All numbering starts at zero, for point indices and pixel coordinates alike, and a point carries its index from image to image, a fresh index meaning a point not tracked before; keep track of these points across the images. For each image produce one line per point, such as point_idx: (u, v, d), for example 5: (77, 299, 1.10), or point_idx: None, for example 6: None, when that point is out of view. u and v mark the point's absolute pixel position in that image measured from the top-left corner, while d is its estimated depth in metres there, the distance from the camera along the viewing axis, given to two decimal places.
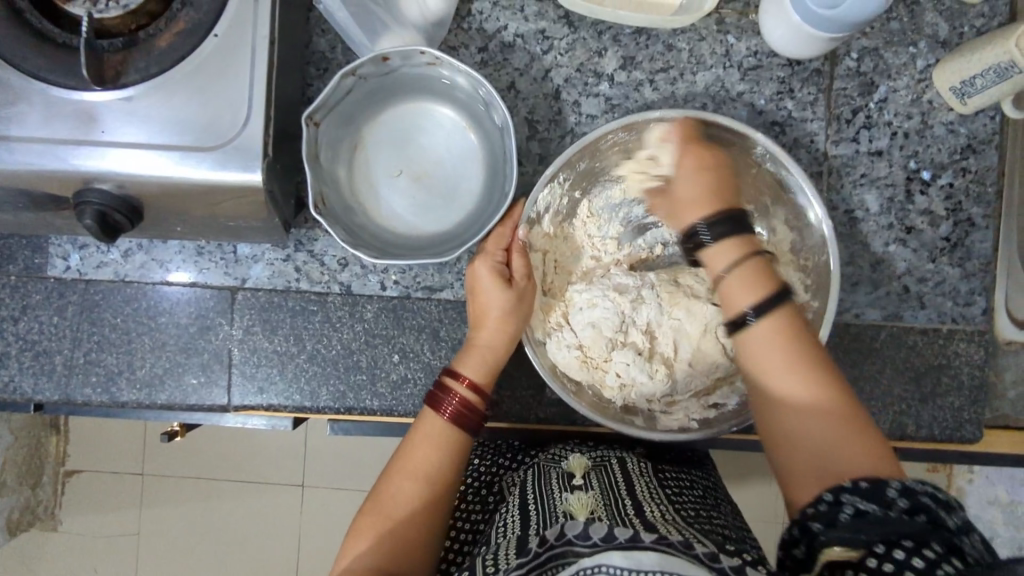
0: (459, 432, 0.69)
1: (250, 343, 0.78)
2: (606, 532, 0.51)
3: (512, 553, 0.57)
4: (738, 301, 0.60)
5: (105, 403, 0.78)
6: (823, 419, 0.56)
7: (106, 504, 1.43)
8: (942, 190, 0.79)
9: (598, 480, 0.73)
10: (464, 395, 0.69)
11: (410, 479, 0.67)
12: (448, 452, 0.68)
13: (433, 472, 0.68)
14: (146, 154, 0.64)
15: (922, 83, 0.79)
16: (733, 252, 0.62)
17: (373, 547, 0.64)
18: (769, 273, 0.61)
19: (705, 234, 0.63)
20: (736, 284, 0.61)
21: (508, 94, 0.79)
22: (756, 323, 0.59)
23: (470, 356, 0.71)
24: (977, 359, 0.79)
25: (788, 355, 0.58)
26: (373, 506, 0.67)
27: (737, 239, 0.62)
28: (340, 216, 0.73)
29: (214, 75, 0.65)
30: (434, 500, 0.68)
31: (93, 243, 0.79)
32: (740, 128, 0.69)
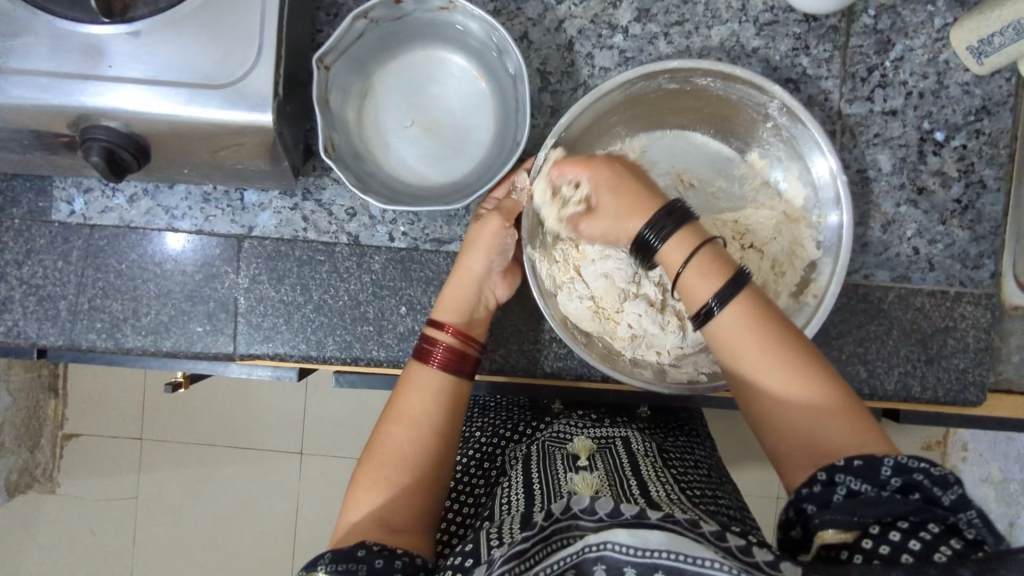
0: (445, 375, 0.71)
1: (256, 291, 0.78)
2: (612, 508, 0.50)
3: (516, 527, 0.57)
4: (701, 294, 0.57)
5: (110, 349, 0.78)
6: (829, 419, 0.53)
7: (105, 465, 1.43)
8: (955, 151, 0.78)
9: (602, 461, 0.74)
10: (449, 341, 0.71)
11: (401, 427, 0.68)
12: (437, 395, 0.70)
13: (424, 417, 0.69)
14: (153, 92, 0.63)
15: (939, 42, 0.78)
16: (686, 245, 0.59)
17: (374, 497, 0.65)
18: (721, 261, 0.58)
19: (655, 239, 0.60)
20: (693, 275, 0.58)
21: (521, 45, 0.78)
22: (722, 311, 0.56)
23: (451, 304, 0.73)
24: (984, 322, 0.79)
25: (761, 340, 0.55)
26: (370, 459, 0.67)
27: (684, 234, 0.59)
28: (350, 162, 0.73)
29: (224, 11, 0.63)
30: (431, 449, 0.68)
31: (98, 188, 0.78)
32: (760, 81, 0.69)
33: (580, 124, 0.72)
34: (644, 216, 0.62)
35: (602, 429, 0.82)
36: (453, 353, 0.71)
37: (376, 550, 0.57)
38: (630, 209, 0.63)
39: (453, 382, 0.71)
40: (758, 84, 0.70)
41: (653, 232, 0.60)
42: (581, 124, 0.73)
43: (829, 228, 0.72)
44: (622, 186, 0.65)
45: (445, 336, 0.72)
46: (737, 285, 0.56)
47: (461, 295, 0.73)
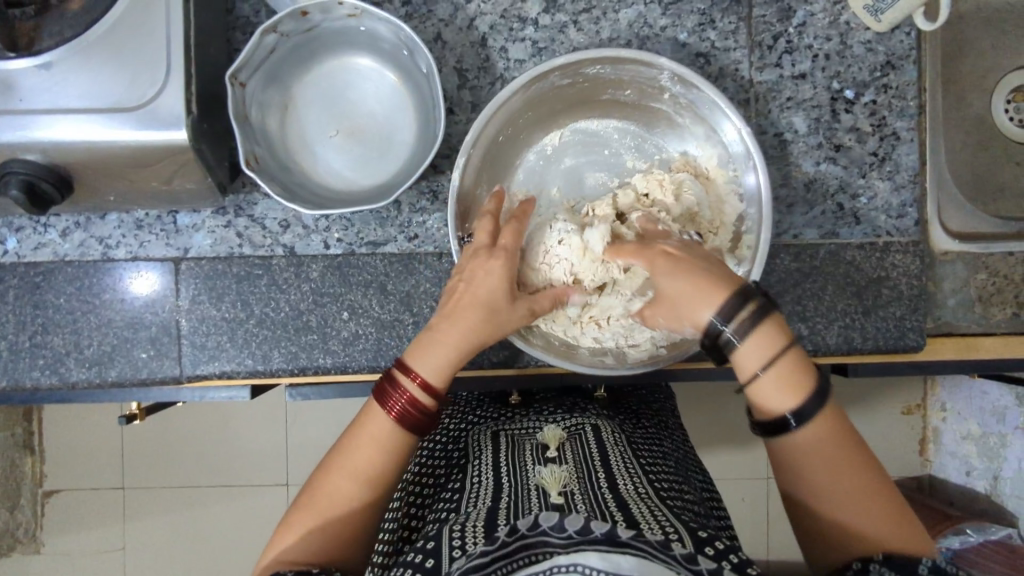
0: (404, 432, 0.66)
1: (197, 312, 0.78)
2: (582, 526, 0.49)
3: (479, 532, 0.57)
4: (780, 402, 0.58)
5: (55, 385, 0.78)
6: (853, 484, 0.59)
7: (86, 520, 1.40)
8: (866, 107, 0.81)
9: (571, 452, 0.74)
10: (414, 393, 0.65)
11: (352, 479, 0.65)
12: (391, 449, 0.66)
13: (377, 471, 0.65)
14: (68, 119, 0.63)
15: (838, 5, 0.81)
16: (762, 351, 0.57)
17: (308, 543, 0.62)
18: (802, 364, 0.58)
19: (725, 331, 0.57)
20: (772, 385, 0.58)
21: (435, 45, 0.79)
22: (802, 427, 0.58)
23: (428, 353, 0.65)
24: (914, 269, 0.81)
25: (831, 452, 0.59)
26: (310, 502, 0.64)
27: (767, 337, 0.57)
28: (275, 173, 0.73)
29: (130, 36, 0.65)
30: (376, 497, 0.65)
31: (29, 225, 0.78)
32: (648, 57, 0.70)
33: (500, 115, 0.74)
34: (712, 307, 0.57)
35: (573, 418, 0.82)
36: (415, 408, 0.65)
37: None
38: (698, 302, 0.58)
39: (411, 438, 0.66)
40: (653, 61, 0.71)
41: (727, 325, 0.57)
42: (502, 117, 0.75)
43: (752, 189, 0.74)
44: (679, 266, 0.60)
45: (413, 384, 0.65)
46: (821, 403, 0.58)
47: (433, 344, 0.65)
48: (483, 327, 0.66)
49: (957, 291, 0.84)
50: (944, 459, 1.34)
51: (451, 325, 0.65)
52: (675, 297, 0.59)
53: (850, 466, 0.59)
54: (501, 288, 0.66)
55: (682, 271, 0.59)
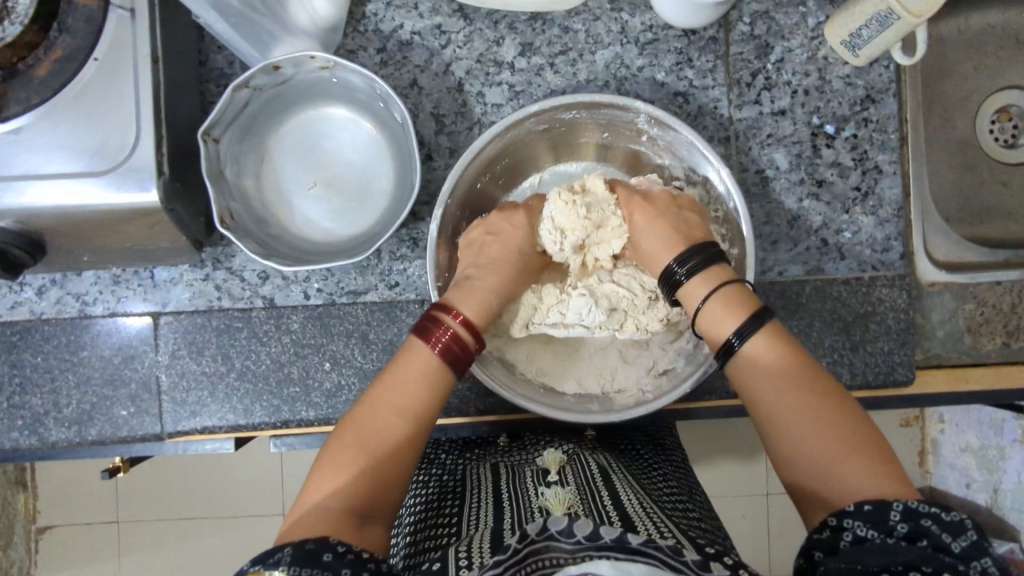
0: (446, 369, 0.63)
1: (177, 367, 0.77)
2: (591, 530, 0.48)
3: (487, 548, 0.54)
4: (722, 328, 0.63)
5: (34, 445, 0.77)
6: (823, 428, 0.56)
7: (80, 561, 1.39)
8: (847, 142, 0.80)
9: (572, 472, 0.72)
10: (456, 329, 0.64)
11: (399, 416, 0.60)
12: (433, 387, 0.62)
13: (417, 408, 0.61)
14: (37, 184, 0.62)
15: (816, 40, 0.80)
16: (707, 283, 0.65)
17: (350, 488, 0.57)
18: (746, 293, 0.64)
19: (680, 273, 0.66)
20: (716, 309, 0.63)
21: (411, 92, 0.79)
22: (742, 344, 0.62)
23: (466, 295, 0.67)
24: (901, 302, 0.80)
25: (788, 390, 0.59)
26: (353, 439, 0.59)
27: (711, 269, 0.65)
28: (252, 228, 0.73)
29: (99, 99, 0.64)
30: (419, 439, 0.61)
31: (5, 284, 0.77)
32: (619, 99, 0.69)
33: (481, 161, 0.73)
34: (672, 254, 0.67)
35: (570, 445, 0.80)
36: (458, 346, 0.64)
37: (342, 552, 0.50)
38: (662, 248, 0.68)
39: (453, 378, 0.64)
40: (628, 105, 0.70)
41: (681, 267, 0.66)
42: (482, 165, 0.74)
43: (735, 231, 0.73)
44: (659, 221, 0.70)
45: (456, 322, 0.64)
46: (759, 324, 0.62)
47: (476, 288, 0.68)
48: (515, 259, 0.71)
49: (946, 322, 0.83)
50: (944, 477, 1.33)
51: (487, 268, 0.70)
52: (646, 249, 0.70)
53: (824, 406, 0.57)
54: (524, 241, 0.72)
55: (652, 214, 0.70)
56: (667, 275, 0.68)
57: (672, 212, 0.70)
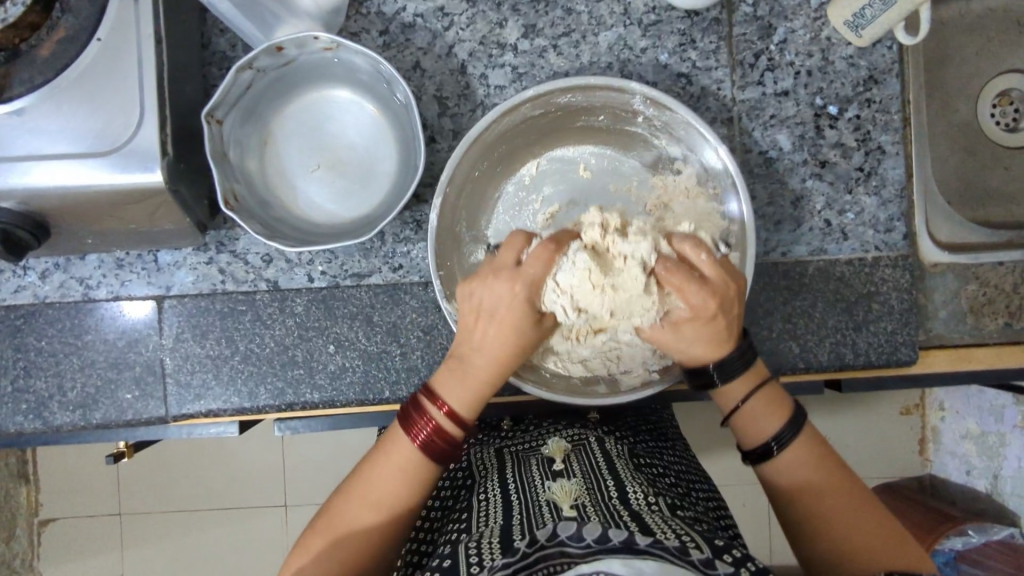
0: (427, 461, 0.65)
1: (181, 350, 0.77)
2: (600, 534, 0.48)
3: (497, 547, 0.54)
4: (762, 431, 0.66)
5: (39, 429, 0.77)
6: (845, 506, 0.62)
7: (83, 551, 1.39)
8: (850, 123, 0.80)
9: (578, 463, 0.71)
10: (438, 422, 0.64)
11: (371, 508, 0.64)
12: (407, 474, 0.64)
13: (391, 500, 0.64)
14: (39, 165, 0.62)
15: (819, 21, 0.80)
16: (746, 386, 0.67)
17: (322, 565, 0.61)
18: (780, 395, 0.67)
19: (717, 378, 0.66)
20: (757, 412, 0.66)
21: (414, 74, 0.79)
22: (781, 452, 0.65)
23: (452, 378, 0.65)
24: (904, 283, 0.80)
25: (816, 470, 0.64)
26: (327, 525, 0.63)
27: (747, 375, 0.67)
28: (256, 210, 0.73)
29: (102, 80, 0.64)
30: (393, 522, 0.64)
31: (8, 268, 0.77)
32: (608, 81, 0.70)
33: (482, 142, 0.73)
34: (708, 345, 0.65)
35: (574, 431, 0.80)
36: (434, 437, 0.64)
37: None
38: (703, 352, 0.65)
39: (435, 470, 0.66)
40: (623, 86, 0.71)
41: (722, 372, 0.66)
42: (484, 147, 0.74)
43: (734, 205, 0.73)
44: (708, 311, 0.61)
45: (440, 413, 0.64)
46: (796, 429, 0.65)
47: (470, 366, 0.65)
48: (520, 334, 0.64)
49: (949, 303, 0.83)
50: (944, 463, 1.34)
51: (481, 360, 0.65)
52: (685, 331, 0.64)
53: (840, 479, 0.63)
54: (518, 300, 0.62)
55: (700, 289, 0.60)
56: (700, 369, 0.67)
57: (720, 293, 0.62)
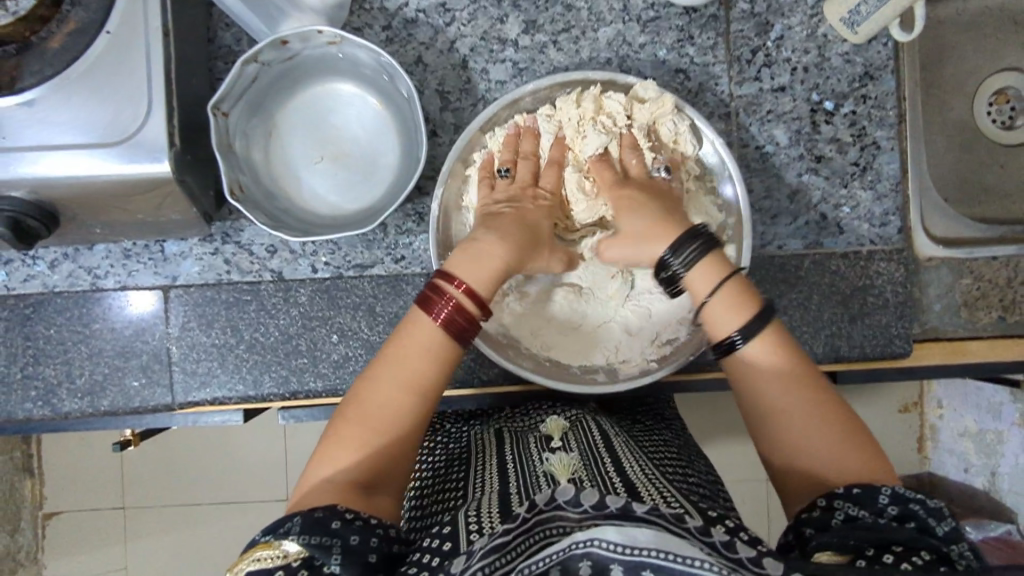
0: (449, 340, 0.61)
1: (187, 339, 0.78)
2: (597, 500, 0.47)
3: (495, 516, 0.54)
4: (725, 326, 0.62)
5: (48, 416, 0.78)
6: (815, 426, 0.57)
7: (88, 543, 1.39)
8: (845, 118, 0.82)
9: (575, 440, 0.73)
10: (458, 299, 0.61)
11: (401, 392, 0.60)
12: (432, 356, 0.61)
13: (419, 380, 0.60)
14: (50, 155, 0.64)
15: (815, 18, 0.81)
16: (712, 274, 0.62)
17: (360, 462, 0.57)
18: (748, 288, 0.62)
19: (677, 263, 0.63)
20: (721, 305, 0.62)
21: (416, 69, 0.80)
22: (746, 346, 0.61)
23: (467, 264, 0.63)
24: (899, 276, 0.82)
25: (786, 380, 0.59)
26: (356, 414, 0.59)
27: (710, 260, 0.63)
28: (261, 202, 0.74)
29: (111, 72, 0.65)
30: (424, 410, 0.61)
31: (17, 257, 0.78)
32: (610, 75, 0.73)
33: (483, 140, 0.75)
34: (666, 242, 0.64)
35: (571, 410, 0.82)
36: (459, 314, 0.61)
37: (350, 519, 0.52)
38: (653, 240, 0.65)
39: (458, 350, 0.62)
40: (623, 83, 0.74)
41: (676, 257, 0.63)
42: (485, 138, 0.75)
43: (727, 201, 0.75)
44: (643, 203, 0.67)
45: (458, 292, 0.62)
46: (765, 320, 0.61)
47: (478, 257, 0.64)
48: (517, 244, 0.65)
49: (943, 297, 0.84)
50: (942, 461, 1.35)
51: (478, 265, 0.63)
52: (635, 237, 0.66)
53: (808, 388, 0.59)
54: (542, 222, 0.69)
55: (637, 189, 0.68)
56: (662, 265, 0.65)
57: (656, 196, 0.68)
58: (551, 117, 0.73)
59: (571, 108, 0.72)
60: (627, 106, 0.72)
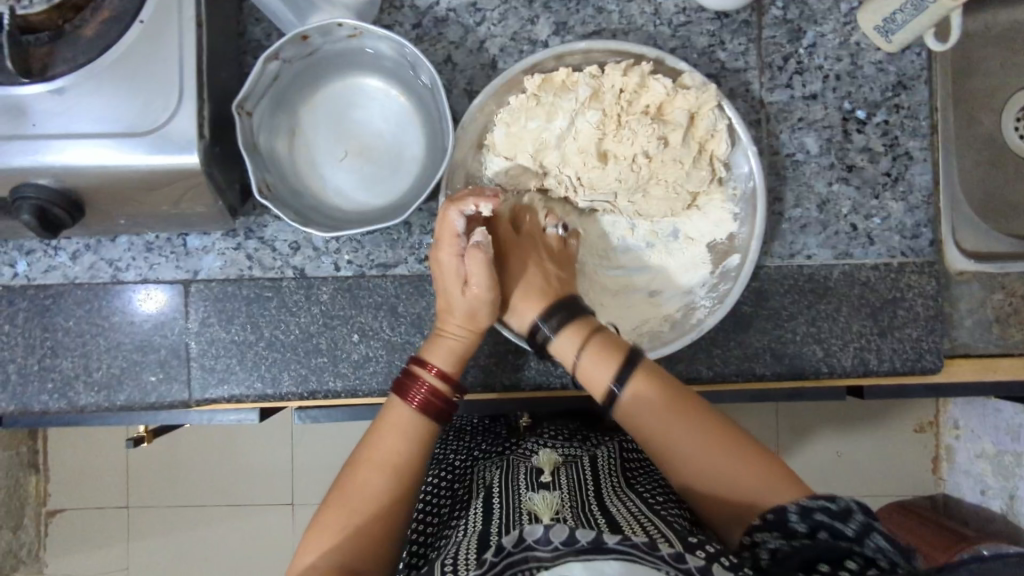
0: (426, 423, 0.65)
1: (206, 335, 0.78)
2: (566, 535, 0.46)
3: (474, 559, 0.52)
4: (600, 380, 0.65)
5: (63, 409, 0.77)
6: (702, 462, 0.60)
7: (91, 542, 1.37)
8: (878, 128, 0.81)
9: (565, 476, 0.70)
10: (432, 382, 0.66)
11: (377, 474, 0.62)
12: (414, 438, 0.64)
13: (398, 460, 0.63)
14: (78, 144, 0.63)
15: (848, 26, 0.81)
16: (574, 340, 0.67)
17: (341, 546, 0.59)
18: (617, 343, 0.66)
19: (546, 329, 0.69)
20: (590, 364, 0.65)
21: (445, 68, 0.79)
22: (623, 391, 0.63)
23: (437, 346, 0.69)
24: (930, 289, 0.80)
25: (664, 412, 0.62)
26: (339, 499, 0.61)
27: (575, 324, 0.68)
28: (289, 200, 0.73)
29: (143, 61, 0.65)
30: (405, 492, 0.63)
31: (39, 247, 0.78)
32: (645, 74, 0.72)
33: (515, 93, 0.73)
34: (538, 310, 0.70)
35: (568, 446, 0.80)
36: (435, 397, 0.66)
37: None
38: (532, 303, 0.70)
39: (434, 433, 0.66)
40: (672, 66, 0.72)
41: (546, 323, 0.69)
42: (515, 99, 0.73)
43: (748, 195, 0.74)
44: (535, 285, 0.71)
45: (431, 376, 0.67)
46: (632, 367, 0.64)
47: (445, 341, 0.69)
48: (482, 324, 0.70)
49: (974, 312, 0.83)
50: (958, 484, 1.31)
51: (458, 326, 0.69)
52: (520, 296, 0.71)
53: (703, 426, 0.61)
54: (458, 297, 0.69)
55: (525, 262, 0.72)
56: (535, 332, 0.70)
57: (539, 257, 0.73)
58: (595, 78, 0.71)
59: (617, 76, 0.70)
60: (671, 92, 0.70)
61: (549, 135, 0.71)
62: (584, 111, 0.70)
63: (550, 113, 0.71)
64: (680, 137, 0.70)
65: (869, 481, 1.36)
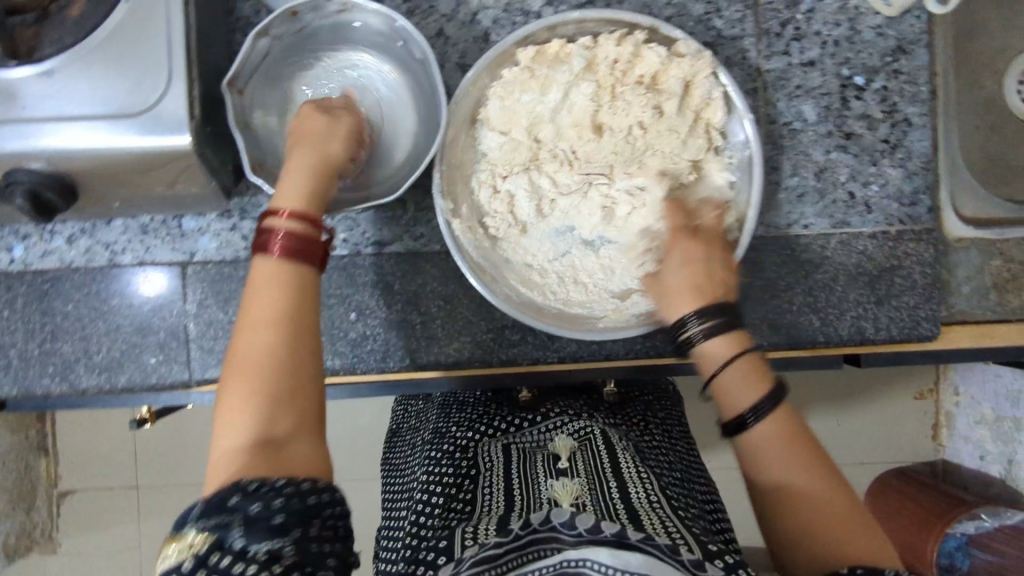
0: (295, 255, 0.56)
1: (204, 316, 0.78)
2: (592, 524, 0.47)
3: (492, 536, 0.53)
4: (739, 400, 0.61)
5: (65, 391, 0.78)
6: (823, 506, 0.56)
7: (101, 522, 1.39)
8: (877, 94, 0.80)
9: (582, 461, 0.70)
10: (290, 224, 0.57)
11: (253, 334, 0.54)
12: (287, 280, 0.56)
13: (271, 308, 0.54)
14: (68, 126, 0.62)
15: None
16: (727, 347, 0.63)
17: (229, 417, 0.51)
18: (763, 369, 0.62)
19: (694, 328, 0.64)
20: (735, 381, 0.61)
21: (438, 42, 0.78)
22: (756, 421, 0.60)
23: (281, 194, 0.60)
24: (929, 257, 0.80)
25: (792, 451, 0.59)
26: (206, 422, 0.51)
27: (731, 333, 0.63)
28: (282, 179, 0.73)
29: (131, 41, 0.64)
30: (288, 309, 0.55)
31: (35, 232, 0.78)
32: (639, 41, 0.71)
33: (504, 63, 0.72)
34: (691, 306, 0.65)
35: (582, 425, 0.79)
36: (299, 235, 0.57)
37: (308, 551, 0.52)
38: (687, 293, 0.66)
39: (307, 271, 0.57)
40: (666, 35, 0.71)
41: (698, 321, 0.64)
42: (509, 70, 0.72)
43: (744, 164, 0.73)
44: (693, 265, 0.67)
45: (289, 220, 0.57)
46: (774, 402, 0.60)
47: (287, 186, 0.60)
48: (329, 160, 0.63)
49: (972, 279, 0.82)
50: (957, 449, 1.32)
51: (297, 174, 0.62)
52: (678, 289, 0.66)
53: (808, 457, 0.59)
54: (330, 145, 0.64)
55: (699, 257, 0.67)
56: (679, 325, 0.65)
57: (710, 261, 0.67)
58: (589, 49, 0.71)
59: (611, 45, 0.70)
60: (665, 61, 0.70)
61: (544, 108, 0.72)
62: (579, 82, 0.71)
63: (544, 85, 0.72)
64: (675, 105, 0.70)
65: (868, 449, 1.37)
